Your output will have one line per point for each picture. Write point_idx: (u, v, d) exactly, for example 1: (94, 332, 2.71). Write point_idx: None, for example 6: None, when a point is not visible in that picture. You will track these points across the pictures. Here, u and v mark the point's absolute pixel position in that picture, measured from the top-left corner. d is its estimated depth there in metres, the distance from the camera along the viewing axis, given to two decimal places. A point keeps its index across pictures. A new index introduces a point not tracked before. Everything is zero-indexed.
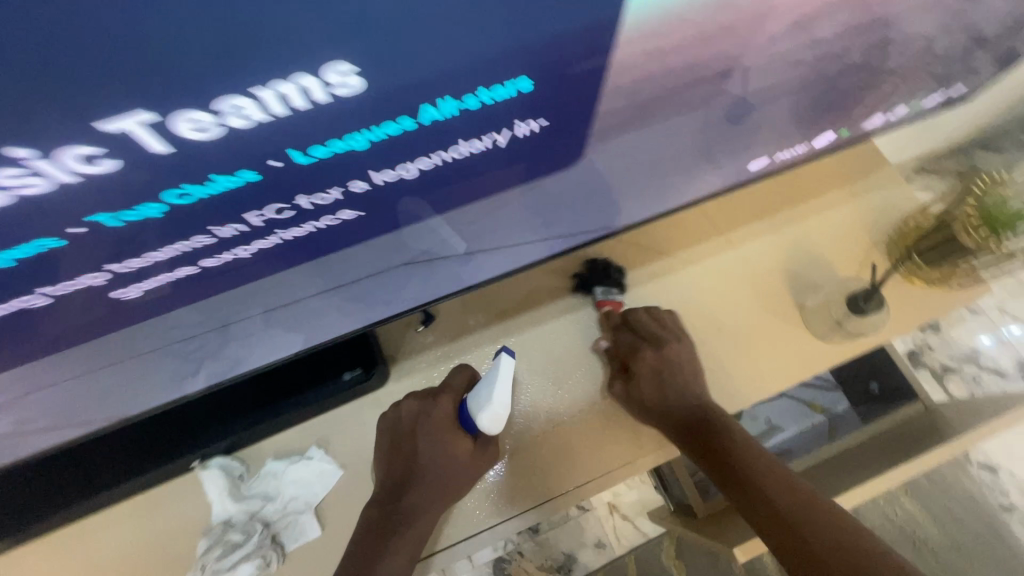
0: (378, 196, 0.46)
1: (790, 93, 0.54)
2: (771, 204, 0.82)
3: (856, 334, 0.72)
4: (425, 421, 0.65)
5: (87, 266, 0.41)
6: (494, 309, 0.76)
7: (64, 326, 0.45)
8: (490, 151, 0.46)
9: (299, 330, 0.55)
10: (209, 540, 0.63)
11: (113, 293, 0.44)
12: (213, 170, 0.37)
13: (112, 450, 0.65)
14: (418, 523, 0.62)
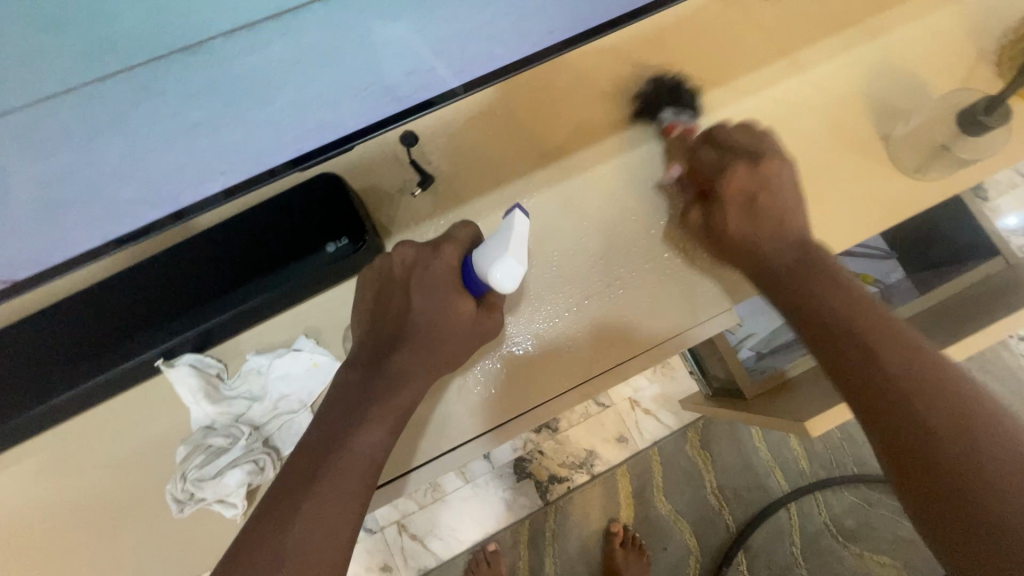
0: None
1: None
2: (853, 11, 0.64)
3: (963, 162, 0.57)
4: (421, 274, 0.52)
5: None
6: (503, 169, 0.62)
7: None
8: None
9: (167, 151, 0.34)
10: (189, 448, 0.54)
11: None
12: None
13: (46, 352, 0.50)
14: (400, 391, 0.52)
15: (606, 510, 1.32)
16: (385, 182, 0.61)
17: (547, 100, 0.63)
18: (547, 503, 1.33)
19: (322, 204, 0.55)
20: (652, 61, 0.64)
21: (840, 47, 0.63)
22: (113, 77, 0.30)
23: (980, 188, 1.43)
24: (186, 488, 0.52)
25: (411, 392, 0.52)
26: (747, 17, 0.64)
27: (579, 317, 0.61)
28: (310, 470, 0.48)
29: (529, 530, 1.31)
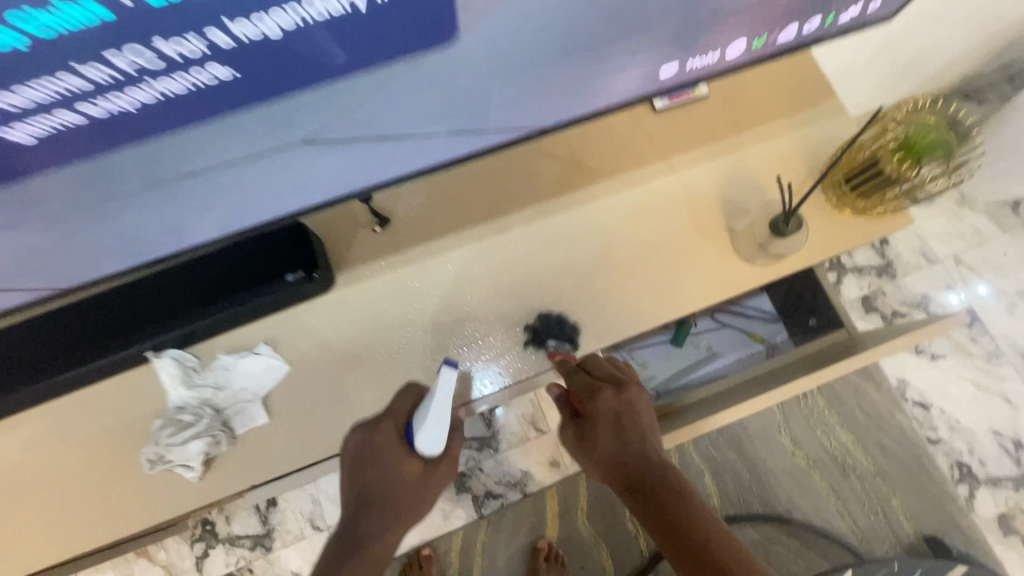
0: (147, 22, 0.35)
1: (711, 10, 0.49)
2: (716, 130, 0.83)
3: (779, 256, 0.76)
4: (368, 451, 0.66)
5: None
6: (438, 226, 0.80)
7: None
8: (349, 17, 0.39)
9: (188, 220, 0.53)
10: (162, 422, 0.69)
11: None
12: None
13: (66, 337, 0.68)
14: (377, 545, 0.65)
15: (533, 528, 1.45)
16: (341, 228, 0.78)
17: (476, 177, 0.81)
18: (481, 517, 1.48)
19: (288, 242, 0.72)
20: (557, 154, 0.82)
21: (704, 158, 0.82)
22: (169, 194, 0.49)
23: (889, 266, 1.63)
24: (156, 450, 0.67)
25: (381, 547, 0.65)
26: (636, 125, 0.83)
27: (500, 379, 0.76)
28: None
29: (461, 540, 1.44)
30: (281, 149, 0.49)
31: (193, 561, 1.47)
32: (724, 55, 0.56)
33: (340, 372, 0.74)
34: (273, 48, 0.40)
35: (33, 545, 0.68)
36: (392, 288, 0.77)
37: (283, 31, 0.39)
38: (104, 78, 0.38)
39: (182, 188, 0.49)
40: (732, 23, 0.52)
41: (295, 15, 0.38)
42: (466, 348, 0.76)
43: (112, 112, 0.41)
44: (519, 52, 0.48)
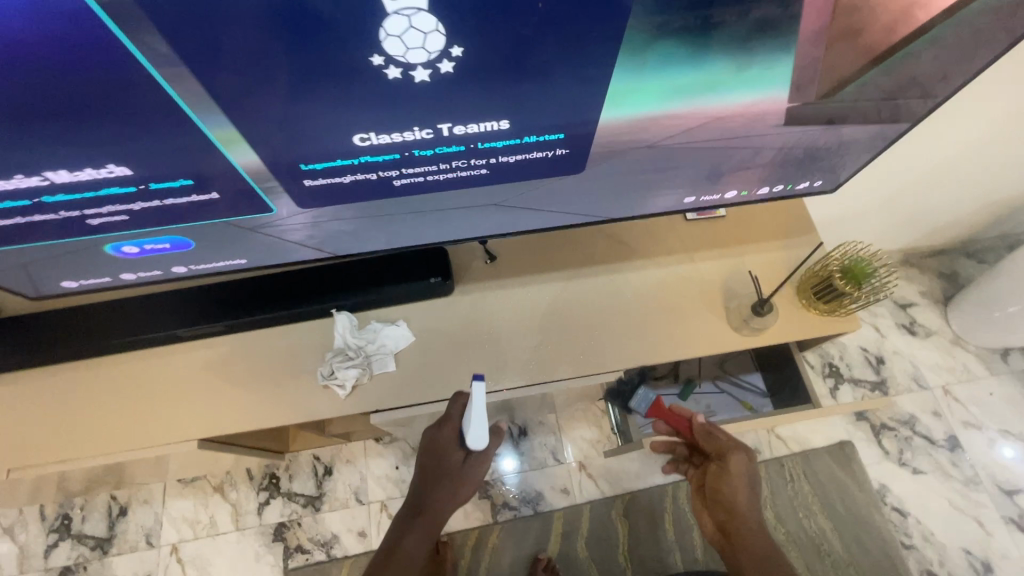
0: (442, 151, 0.65)
1: (722, 176, 0.84)
2: (728, 240, 1.19)
3: (756, 330, 1.10)
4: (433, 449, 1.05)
5: (302, 179, 0.65)
6: (526, 267, 1.17)
7: (222, 214, 0.69)
8: (543, 159, 0.70)
9: (394, 236, 0.83)
10: (334, 353, 1.06)
11: (299, 182, 0.66)
12: (381, 152, 0.63)
13: (289, 289, 1.07)
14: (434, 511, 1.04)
15: (537, 540, 1.70)
16: (463, 257, 1.18)
17: (557, 241, 1.20)
18: (495, 521, 1.74)
19: (433, 258, 1.11)
20: (614, 236, 1.20)
21: (715, 257, 1.18)
22: (396, 222, 0.79)
23: (883, 383, 1.88)
24: (329, 368, 1.05)
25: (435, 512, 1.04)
26: (671, 227, 1.21)
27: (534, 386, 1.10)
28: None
29: (476, 537, 1.71)
30: (467, 211, 0.80)
31: (255, 505, 1.77)
32: (736, 194, 0.90)
33: (445, 349, 1.11)
34: (498, 167, 0.69)
35: (236, 411, 1.06)
36: (488, 301, 1.15)
37: (510, 161, 0.69)
38: (406, 169, 0.67)
39: (398, 212, 0.77)
40: (732, 182, 0.86)
41: (519, 157, 0.68)
42: (531, 351, 1.12)
43: (398, 184, 0.70)
44: (614, 182, 0.79)
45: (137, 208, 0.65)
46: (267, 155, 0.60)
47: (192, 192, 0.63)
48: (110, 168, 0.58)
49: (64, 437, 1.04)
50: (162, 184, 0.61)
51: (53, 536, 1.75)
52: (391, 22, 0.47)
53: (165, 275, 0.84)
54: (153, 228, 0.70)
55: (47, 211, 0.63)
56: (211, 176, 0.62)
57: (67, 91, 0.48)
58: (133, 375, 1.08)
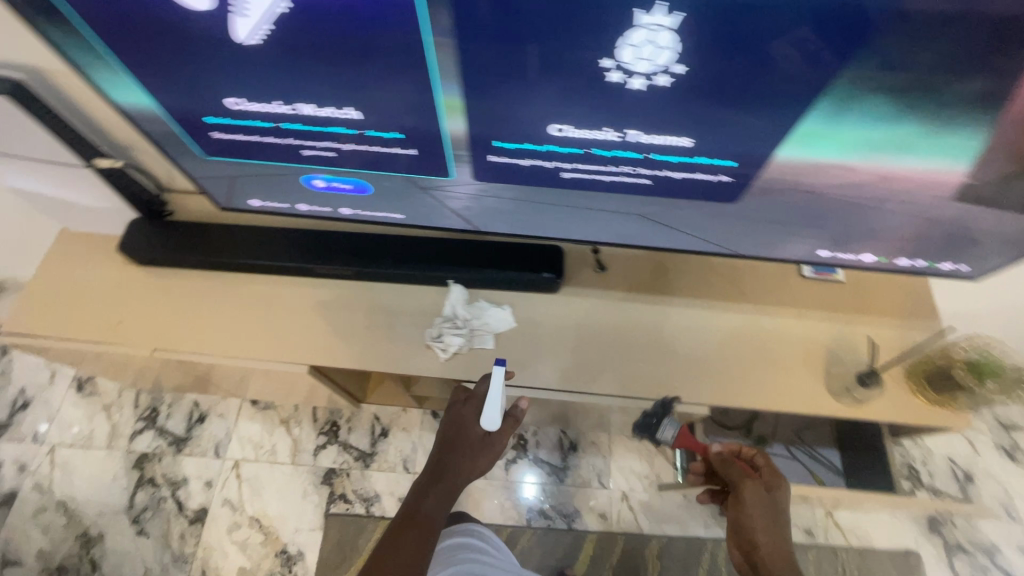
0: (619, 156, 0.70)
1: (866, 237, 0.84)
2: (841, 305, 1.18)
3: (856, 402, 1.08)
4: (454, 414, 1.07)
5: (488, 153, 0.73)
6: (632, 285, 1.21)
7: (408, 167, 0.78)
8: (704, 181, 0.74)
9: (537, 223, 0.90)
10: (442, 320, 1.15)
11: (485, 156, 0.73)
12: (568, 144, 0.69)
13: (416, 252, 1.18)
14: (451, 477, 1.00)
15: (566, 555, 1.72)
16: (575, 261, 1.24)
17: (666, 268, 1.23)
18: (529, 526, 1.77)
19: (550, 254, 1.17)
20: (724, 275, 1.22)
21: (824, 319, 1.16)
22: (545, 211, 0.86)
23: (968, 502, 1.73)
24: (435, 332, 1.14)
25: (449, 479, 1.00)
26: (782, 280, 1.21)
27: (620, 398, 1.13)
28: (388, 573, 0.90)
29: (507, 535, 1.75)
30: (611, 215, 0.85)
31: (313, 446, 1.90)
32: (875, 258, 0.89)
33: (542, 342, 1.17)
34: (660, 179, 0.74)
35: (346, 350, 1.17)
36: (590, 308, 1.19)
37: (674, 176, 0.73)
38: (579, 165, 0.73)
39: (550, 202, 0.84)
40: (872, 246, 0.87)
41: (684, 173, 0.73)
42: (623, 366, 1.15)
43: (565, 176, 0.76)
44: (758, 219, 0.82)
45: (347, 148, 0.75)
46: (472, 126, 0.68)
47: (396, 143, 0.73)
48: (345, 109, 0.68)
49: (199, 334, 1.19)
50: (377, 130, 0.71)
51: (140, 423, 1.95)
52: (635, 33, 0.53)
53: (331, 212, 0.95)
54: (348, 168, 0.80)
55: (277, 135, 0.74)
56: (419, 134, 0.71)
57: (353, 38, 0.57)
58: (269, 296, 1.22)
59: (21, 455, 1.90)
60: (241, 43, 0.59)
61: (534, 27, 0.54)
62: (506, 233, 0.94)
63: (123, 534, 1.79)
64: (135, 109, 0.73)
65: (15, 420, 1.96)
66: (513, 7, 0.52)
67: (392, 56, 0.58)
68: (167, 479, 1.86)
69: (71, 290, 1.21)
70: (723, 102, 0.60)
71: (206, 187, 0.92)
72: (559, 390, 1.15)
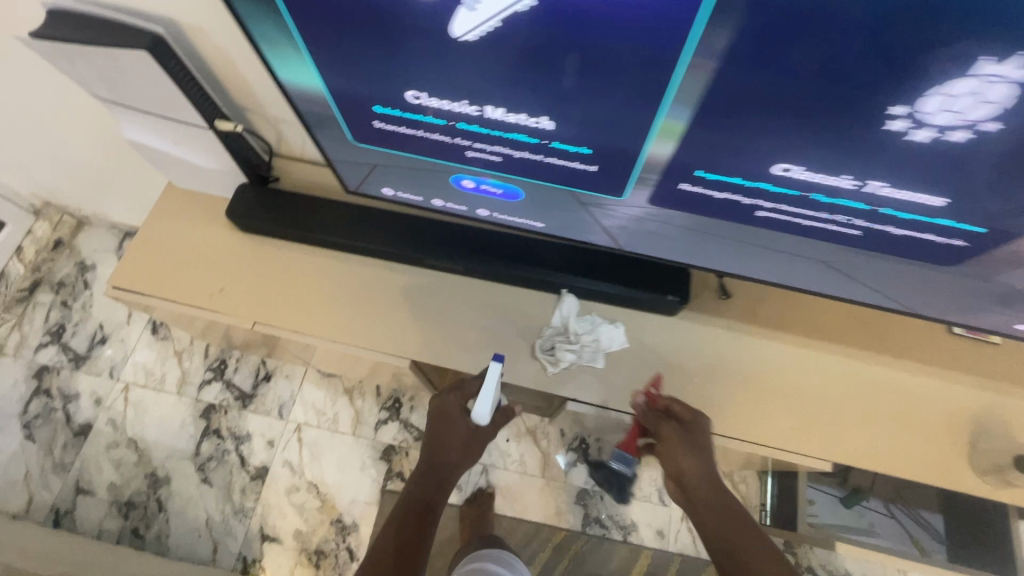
0: (843, 205, 0.63)
1: None
2: (990, 371, 1.06)
3: (1003, 485, 0.98)
4: (443, 416, 1.31)
5: (683, 181, 0.65)
6: (756, 319, 1.12)
7: (579, 183, 0.71)
8: (927, 241, 0.66)
9: (697, 253, 0.81)
10: (548, 332, 1.10)
11: (677, 184, 0.66)
12: (791, 186, 0.62)
13: (531, 254, 1.11)
14: (450, 465, 1.29)
15: (619, 567, 1.72)
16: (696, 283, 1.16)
17: (795, 304, 1.14)
18: (583, 532, 1.76)
19: (675, 274, 1.09)
20: (859, 320, 1.12)
21: (970, 385, 1.06)
22: (714, 244, 0.78)
23: None
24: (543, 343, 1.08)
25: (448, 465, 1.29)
26: (926, 334, 1.10)
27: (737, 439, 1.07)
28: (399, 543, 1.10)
29: (560, 538, 1.75)
30: (790, 256, 0.76)
31: (375, 420, 1.91)
32: None
33: (656, 368, 1.09)
34: (875, 233, 0.67)
35: (448, 349, 1.13)
36: (709, 337, 1.11)
37: (893, 232, 0.66)
38: (788, 208, 0.66)
39: (725, 234, 0.75)
40: None
41: (908, 231, 0.65)
42: (743, 405, 1.07)
43: (762, 216, 0.68)
44: (962, 285, 0.73)
45: (518, 155, 0.68)
46: (682, 150, 0.60)
47: (580, 157, 0.65)
48: (538, 118, 0.60)
49: (297, 313, 1.16)
50: (565, 142, 0.63)
51: (208, 374, 1.98)
52: (963, 83, 0.47)
53: (466, 212, 0.88)
54: (509, 174, 0.73)
55: (447, 134, 0.67)
56: (613, 150, 0.63)
57: (596, 43, 0.49)
58: (372, 281, 1.18)
59: (97, 389, 1.97)
60: (452, 38, 0.51)
61: (824, 58, 0.48)
62: (655, 257, 0.85)
63: (188, 480, 1.84)
64: (300, 91, 0.67)
65: (92, 354, 2.02)
66: (816, 35, 0.46)
67: (631, 68, 0.51)
68: (232, 432, 1.90)
69: (176, 249, 1.18)
70: (1007, 168, 0.54)
71: (341, 171, 0.85)
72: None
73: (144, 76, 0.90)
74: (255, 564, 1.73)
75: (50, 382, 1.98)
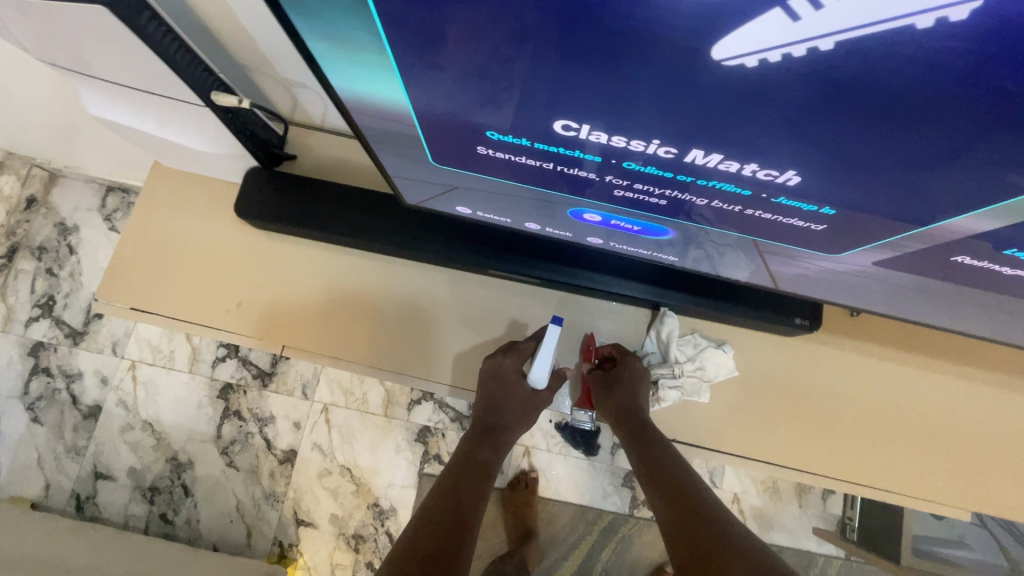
0: None
1: None
2: None
3: None
4: (494, 380, 0.92)
5: (956, 253, 0.49)
6: (892, 341, 0.93)
7: (770, 234, 0.56)
8: None
9: (895, 312, 0.66)
10: (646, 358, 0.96)
11: (950, 256, 0.50)
12: None
13: (626, 265, 0.89)
14: (510, 431, 0.98)
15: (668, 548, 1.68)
16: None
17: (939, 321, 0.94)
18: (632, 515, 1.69)
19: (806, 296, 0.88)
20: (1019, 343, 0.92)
21: None
22: (927, 309, 0.63)
23: None
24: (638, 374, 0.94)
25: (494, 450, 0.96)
26: None
27: (867, 491, 0.90)
28: (448, 544, 0.80)
29: (608, 521, 1.69)
30: (1015, 315, 0.58)
31: (407, 401, 1.77)
32: None
33: (772, 404, 0.91)
34: None
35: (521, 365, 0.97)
36: (836, 364, 0.92)
37: None
38: None
39: (932, 291, 0.58)
40: None
41: None
42: (876, 452, 0.89)
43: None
44: None
45: (704, 204, 0.52)
46: (951, 216, 0.45)
47: (802, 215, 0.50)
48: (776, 169, 0.45)
49: (328, 333, 0.95)
50: (795, 199, 0.48)
51: (221, 350, 1.81)
52: None
53: (568, 237, 0.67)
54: (663, 217, 0.56)
55: (597, 172, 0.50)
56: (857, 210, 0.47)
57: (930, 93, 0.33)
58: (422, 291, 0.97)
59: (102, 367, 1.80)
60: (722, 53, 0.33)
61: None
62: (821, 300, 0.68)
63: (213, 463, 1.75)
64: (354, 98, 0.48)
65: (91, 328, 1.82)
66: None
67: (959, 126, 0.35)
68: (253, 413, 1.77)
69: (173, 254, 0.95)
70: None
71: (398, 188, 0.63)
72: (784, 467, 0.90)
73: (109, 42, 0.63)
74: (292, 549, 1.69)
75: (49, 359, 1.80)
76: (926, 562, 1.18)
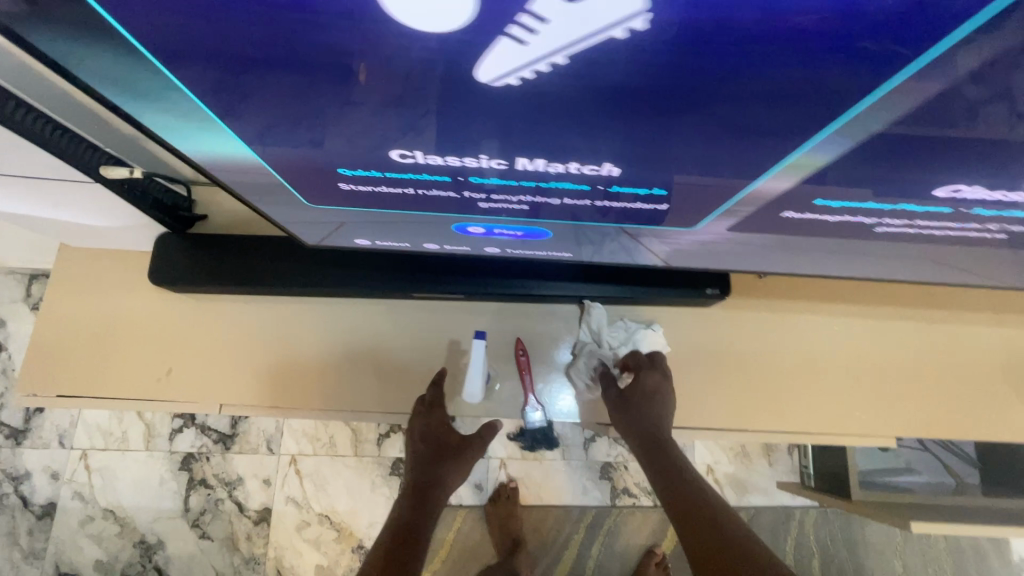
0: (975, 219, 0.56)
1: None
2: None
3: None
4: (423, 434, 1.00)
5: (787, 208, 0.56)
6: (800, 294, 1.00)
7: (631, 218, 0.61)
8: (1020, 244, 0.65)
9: (766, 264, 0.72)
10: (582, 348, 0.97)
11: (781, 212, 0.56)
12: (933, 205, 0.52)
13: (542, 267, 0.93)
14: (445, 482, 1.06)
15: (654, 531, 1.71)
16: None
17: None
18: (614, 505, 1.72)
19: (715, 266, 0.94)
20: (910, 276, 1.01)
21: None
22: (790, 258, 0.69)
23: None
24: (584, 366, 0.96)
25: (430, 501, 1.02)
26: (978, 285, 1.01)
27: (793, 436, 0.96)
28: None
29: (592, 516, 1.71)
30: (866, 252, 0.66)
31: (376, 436, 1.76)
32: None
33: (700, 372, 0.96)
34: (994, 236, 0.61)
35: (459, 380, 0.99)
36: (754, 324, 0.98)
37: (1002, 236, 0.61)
38: (907, 222, 0.57)
39: (786, 245, 0.64)
40: None
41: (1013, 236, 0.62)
42: (801, 398, 0.95)
43: (873, 230, 0.59)
44: None
45: (560, 202, 0.57)
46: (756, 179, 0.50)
47: (642, 198, 0.56)
48: (596, 164, 0.49)
49: (263, 385, 0.94)
50: (628, 185, 0.53)
51: (177, 421, 1.75)
52: None
53: (466, 251, 0.70)
54: (533, 220, 0.61)
55: (454, 189, 0.55)
56: (682, 186, 0.53)
57: (674, 85, 0.38)
58: (354, 325, 0.98)
59: (51, 462, 1.71)
60: (482, 76, 0.37)
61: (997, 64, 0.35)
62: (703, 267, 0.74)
63: (185, 539, 1.69)
64: (217, 157, 0.51)
65: (32, 424, 1.73)
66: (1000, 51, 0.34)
67: (716, 107, 0.40)
68: (220, 479, 1.72)
69: (92, 332, 0.93)
70: None
71: (292, 231, 0.66)
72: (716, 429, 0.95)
73: None
74: None
75: None
76: (873, 491, 1.25)
